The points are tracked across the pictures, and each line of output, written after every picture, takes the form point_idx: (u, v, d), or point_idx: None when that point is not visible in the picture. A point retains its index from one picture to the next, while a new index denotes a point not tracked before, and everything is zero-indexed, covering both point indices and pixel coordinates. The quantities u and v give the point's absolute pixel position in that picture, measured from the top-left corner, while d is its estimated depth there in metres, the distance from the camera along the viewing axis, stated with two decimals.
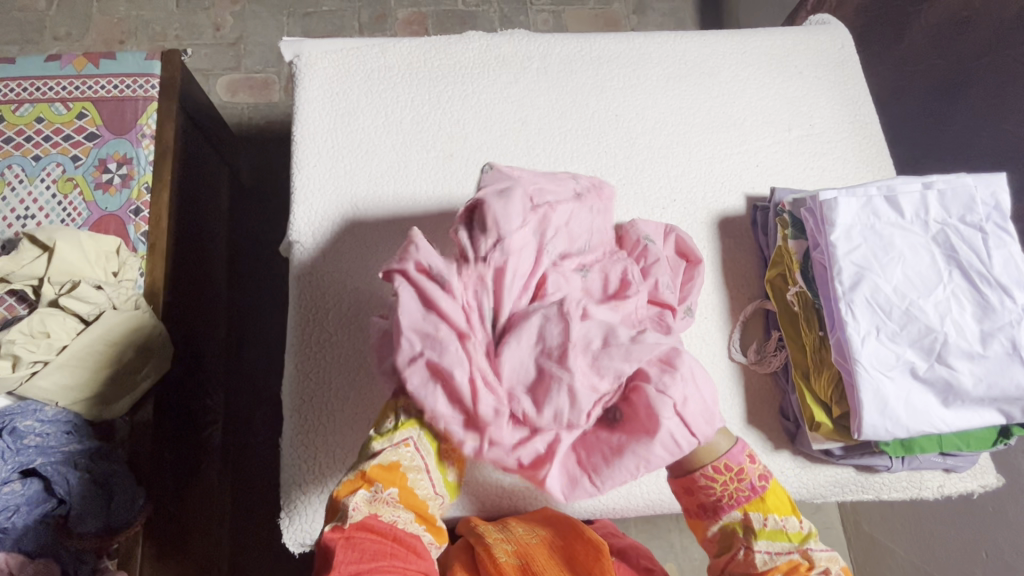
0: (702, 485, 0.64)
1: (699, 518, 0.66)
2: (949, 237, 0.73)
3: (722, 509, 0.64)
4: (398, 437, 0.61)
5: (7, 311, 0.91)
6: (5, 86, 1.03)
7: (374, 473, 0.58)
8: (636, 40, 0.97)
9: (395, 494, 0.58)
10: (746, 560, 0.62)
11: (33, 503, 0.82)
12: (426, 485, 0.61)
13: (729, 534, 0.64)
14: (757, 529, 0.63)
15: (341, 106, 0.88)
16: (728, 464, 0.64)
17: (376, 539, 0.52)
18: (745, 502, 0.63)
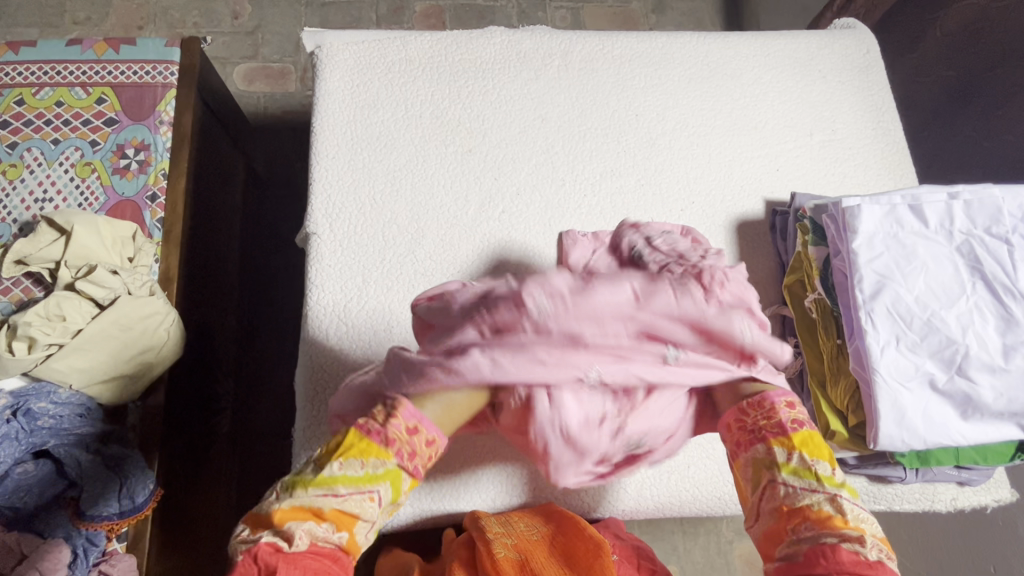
0: (739, 416, 0.66)
1: (738, 456, 0.66)
2: (974, 248, 0.72)
3: (753, 442, 0.64)
4: (366, 487, 0.58)
5: (23, 293, 0.92)
6: (25, 69, 1.03)
7: (330, 514, 0.55)
8: (658, 40, 0.97)
9: (342, 539, 0.56)
10: (773, 494, 0.61)
11: (48, 483, 0.83)
12: (366, 533, 0.59)
13: (760, 467, 0.63)
14: (782, 464, 0.62)
15: (361, 98, 0.88)
16: (759, 400, 0.65)
17: (318, 565, 0.52)
18: (772, 436, 0.63)
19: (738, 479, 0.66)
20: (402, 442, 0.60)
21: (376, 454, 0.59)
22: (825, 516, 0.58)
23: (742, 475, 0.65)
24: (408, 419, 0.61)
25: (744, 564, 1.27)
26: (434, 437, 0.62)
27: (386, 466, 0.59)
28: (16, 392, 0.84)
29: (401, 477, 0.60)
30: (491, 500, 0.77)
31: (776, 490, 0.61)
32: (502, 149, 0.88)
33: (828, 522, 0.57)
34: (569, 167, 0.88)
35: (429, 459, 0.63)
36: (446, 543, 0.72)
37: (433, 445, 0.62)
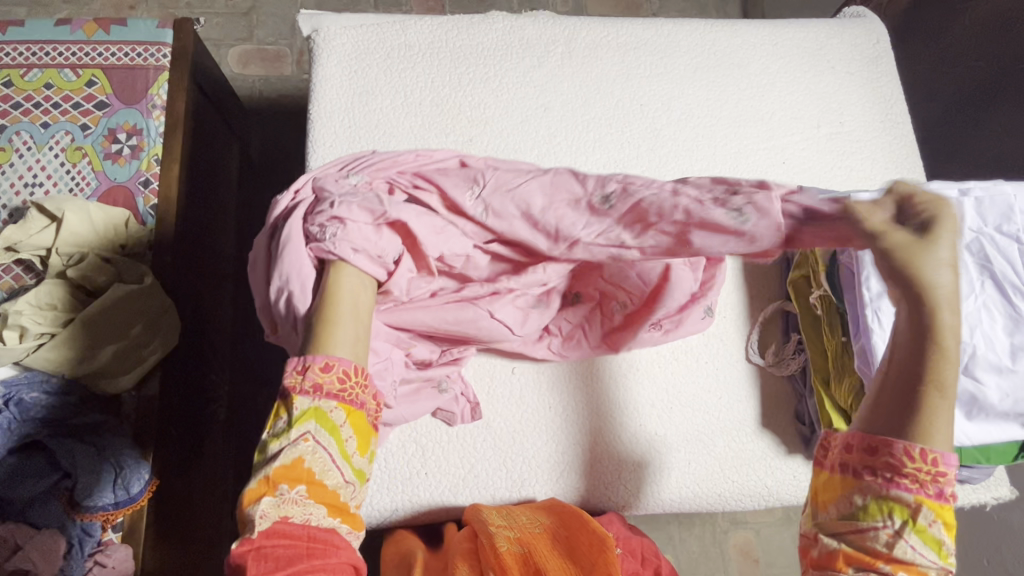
0: (894, 455, 0.49)
1: (856, 479, 0.51)
2: (984, 246, 0.70)
3: (894, 484, 0.49)
4: (295, 433, 0.50)
5: (14, 280, 0.90)
6: (12, 49, 1.00)
7: (275, 478, 0.48)
8: (665, 27, 0.94)
9: (304, 493, 0.48)
10: (882, 544, 0.49)
11: (40, 475, 0.82)
12: (335, 476, 0.50)
13: (881, 509, 0.49)
14: (919, 522, 0.49)
15: (359, 84, 0.86)
16: (936, 457, 0.49)
17: (288, 544, 0.46)
18: (926, 496, 0.49)
19: (830, 492, 0.52)
20: (298, 384, 0.52)
21: (287, 404, 0.51)
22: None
23: (845, 497, 0.51)
24: (297, 365, 0.53)
25: (739, 554, 1.28)
26: (329, 359, 0.53)
27: (298, 406, 0.50)
28: (5, 381, 0.84)
29: (324, 408, 0.51)
30: (491, 495, 0.76)
31: (888, 538, 0.49)
32: (503, 138, 0.86)
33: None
34: (571, 157, 0.87)
35: (342, 381, 0.52)
36: (448, 536, 0.72)
37: (332, 367, 0.52)
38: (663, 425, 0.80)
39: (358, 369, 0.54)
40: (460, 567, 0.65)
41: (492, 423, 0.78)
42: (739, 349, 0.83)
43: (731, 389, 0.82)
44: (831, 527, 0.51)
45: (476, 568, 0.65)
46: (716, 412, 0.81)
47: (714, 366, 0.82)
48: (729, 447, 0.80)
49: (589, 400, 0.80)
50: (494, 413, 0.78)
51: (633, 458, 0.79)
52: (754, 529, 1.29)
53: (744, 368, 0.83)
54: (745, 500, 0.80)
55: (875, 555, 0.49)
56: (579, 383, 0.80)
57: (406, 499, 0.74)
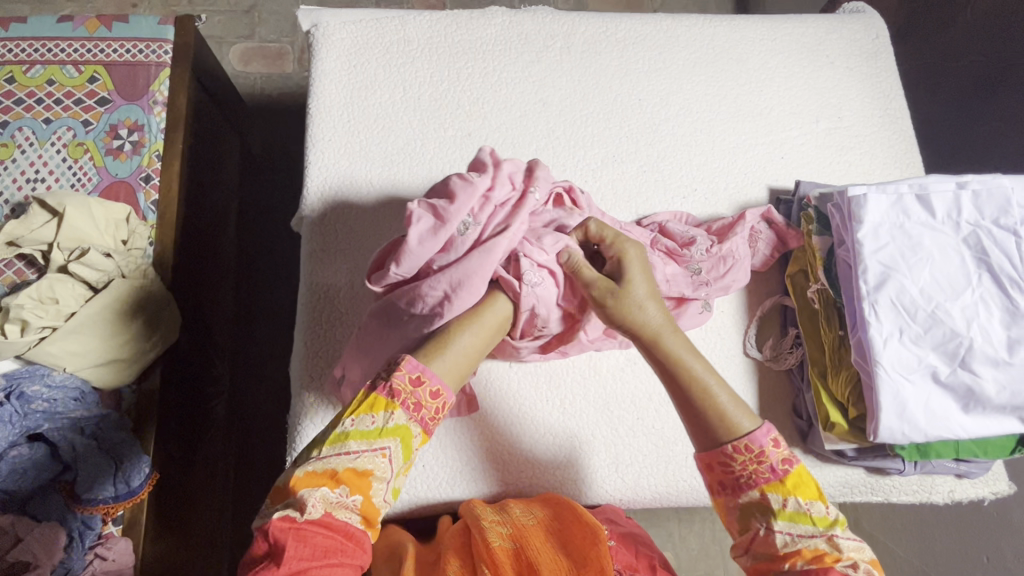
0: (722, 461, 0.58)
1: (722, 495, 0.59)
2: (981, 240, 0.70)
3: (742, 489, 0.57)
4: (377, 444, 0.52)
5: (17, 275, 0.90)
6: (15, 46, 1.01)
7: (343, 476, 0.50)
8: (664, 22, 0.94)
9: (358, 503, 0.50)
10: (767, 540, 0.56)
11: (41, 467, 0.82)
12: (383, 495, 0.52)
13: (749, 512, 0.57)
14: (776, 510, 0.56)
15: (359, 79, 0.86)
16: (748, 445, 0.57)
17: (329, 532, 0.48)
18: (764, 484, 0.57)
19: (723, 517, 0.60)
20: (406, 392, 0.53)
21: (384, 406, 0.53)
22: (818, 555, 0.54)
23: (730, 513, 0.59)
24: (410, 369, 0.54)
25: None
26: (440, 386, 0.55)
27: (394, 419, 0.52)
28: (7, 374, 0.84)
29: (411, 430, 0.53)
30: (487, 489, 0.76)
31: (769, 537, 0.56)
32: (502, 134, 0.87)
33: (824, 561, 0.54)
34: (569, 152, 0.87)
35: (437, 412, 0.55)
36: (441, 527, 0.72)
37: (440, 397, 0.55)
38: (660, 419, 0.80)
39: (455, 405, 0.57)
40: (450, 560, 0.64)
41: (489, 417, 0.78)
42: (737, 345, 0.81)
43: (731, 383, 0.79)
44: (741, 545, 0.58)
45: (468, 564, 0.64)
46: None
47: None
48: None
49: (587, 394, 0.80)
50: (492, 407, 0.78)
51: (630, 451, 0.79)
52: None
53: (742, 363, 0.80)
54: None
55: (777, 556, 0.55)
56: (577, 376, 0.80)
57: (404, 491, 0.75)
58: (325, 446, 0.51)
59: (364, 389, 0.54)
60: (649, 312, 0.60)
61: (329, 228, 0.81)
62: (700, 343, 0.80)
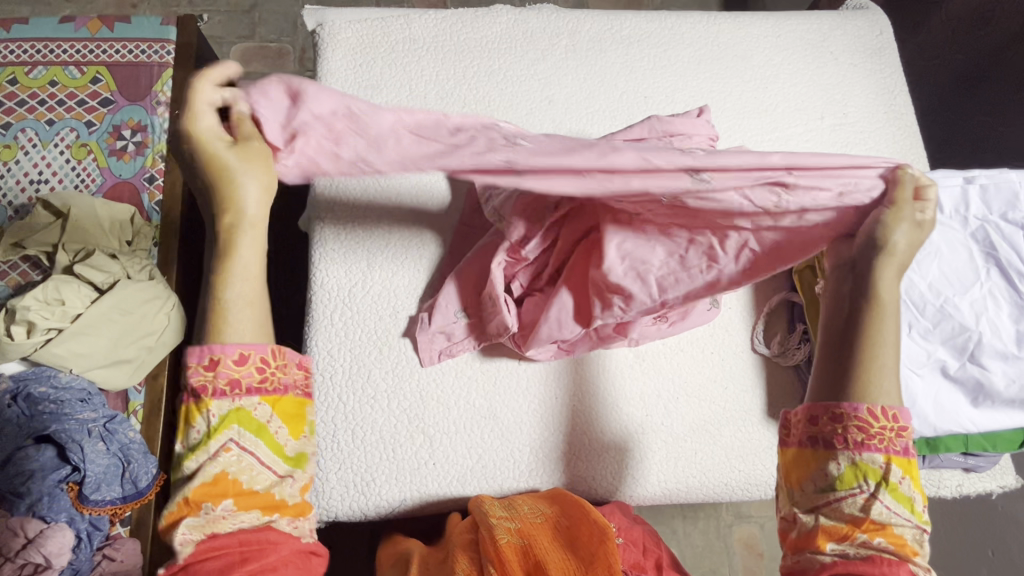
0: (854, 419, 0.48)
1: (823, 449, 0.48)
2: (989, 234, 0.71)
3: (865, 448, 0.47)
4: (213, 444, 0.45)
5: (20, 277, 0.90)
6: (17, 47, 1.00)
7: (196, 499, 0.45)
8: (668, 19, 0.94)
9: (230, 506, 0.45)
10: (863, 506, 0.46)
11: (47, 470, 0.81)
12: (264, 479, 0.46)
13: (845, 479, 0.47)
14: (889, 480, 0.47)
15: (365, 78, 0.86)
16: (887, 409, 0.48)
17: (218, 556, 0.44)
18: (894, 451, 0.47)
19: (801, 468, 0.49)
20: (210, 383, 0.46)
21: (198, 410, 0.46)
22: (902, 543, 0.46)
23: (812, 470, 0.49)
24: (199, 359, 0.46)
25: (744, 547, 1.28)
26: (241, 349, 0.47)
27: (214, 414, 0.46)
28: (15, 376, 0.84)
29: (244, 409, 0.46)
30: (497, 486, 0.77)
31: (864, 501, 0.46)
32: None
33: (906, 549, 0.46)
34: None
35: (263, 373, 0.47)
36: (450, 526, 0.73)
37: (248, 358, 0.47)
38: (669, 415, 0.80)
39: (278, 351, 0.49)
40: (459, 557, 0.65)
41: (499, 415, 0.78)
42: (745, 341, 0.84)
43: (737, 379, 0.82)
44: (807, 504, 0.48)
45: (476, 559, 0.65)
46: (722, 402, 0.82)
47: (720, 356, 0.83)
48: (735, 437, 0.81)
49: (596, 391, 0.80)
50: (501, 404, 0.78)
51: (639, 447, 0.79)
52: (758, 522, 1.29)
53: (750, 359, 0.83)
54: (752, 490, 0.81)
55: (854, 524, 0.46)
56: (586, 373, 0.80)
57: (415, 489, 0.75)
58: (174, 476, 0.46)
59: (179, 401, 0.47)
60: (898, 236, 0.51)
61: (339, 228, 0.80)
62: (708, 340, 0.83)
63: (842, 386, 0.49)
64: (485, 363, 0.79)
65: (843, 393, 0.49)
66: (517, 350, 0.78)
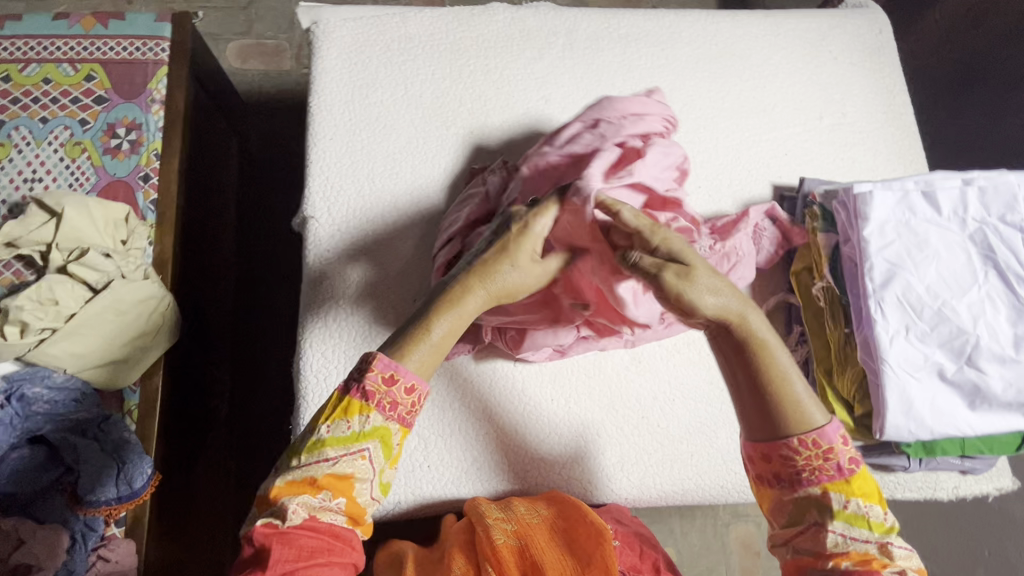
0: (784, 454, 0.55)
1: (768, 485, 0.57)
2: (987, 236, 0.70)
3: (799, 481, 0.55)
4: (355, 446, 0.53)
5: (14, 276, 0.89)
6: (10, 44, 1.00)
7: (325, 481, 0.52)
8: (666, 18, 0.94)
9: (342, 505, 0.52)
10: (817, 538, 0.54)
11: (41, 470, 0.82)
12: (368, 492, 0.54)
13: (804, 506, 0.55)
14: (835, 509, 0.54)
15: (359, 77, 0.85)
16: (817, 440, 0.55)
17: (314, 535, 0.50)
18: (827, 482, 0.55)
19: (764, 504, 0.58)
20: (379, 393, 0.54)
21: (358, 410, 0.53)
22: (865, 560, 0.53)
23: (774, 505, 0.57)
24: (382, 368, 0.54)
25: (740, 547, 1.28)
26: (415, 381, 0.55)
27: (370, 422, 0.53)
28: (7, 377, 0.83)
29: (389, 429, 0.54)
30: (492, 488, 0.76)
31: (819, 534, 0.54)
32: (504, 132, 0.86)
33: (870, 566, 0.52)
34: None
35: (413, 406, 0.55)
36: (444, 527, 0.72)
37: (415, 391, 0.55)
38: (665, 417, 0.80)
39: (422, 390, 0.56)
40: (456, 557, 0.64)
41: (494, 416, 0.78)
42: None
43: None
44: (780, 537, 0.57)
45: (472, 560, 0.64)
46: (718, 404, 0.81)
47: (717, 358, 0.83)
48: (731, 439, 0.80)
49: (592, 391, 0.80)
50: (496, 405, 0.78)
51: (635, 449, 0.79)
52: (755, 521, 1.29)
53: None
54: (748, 492, 0.80)
55: (819, 555, 0.54)
56: (581, 374, 0.80)
57: (409, 492, 0.74)
58: (302, 455, 0.52)
59: (336, 395, 0.55)
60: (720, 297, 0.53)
61: (332, 229, 0.80)
62: (704, 341, 0.83)
63: (775, 423, 0.55)
64: (480, 364, 0.79)
65: (783, 429, 0.55)
66: (510, 352, 0.77)
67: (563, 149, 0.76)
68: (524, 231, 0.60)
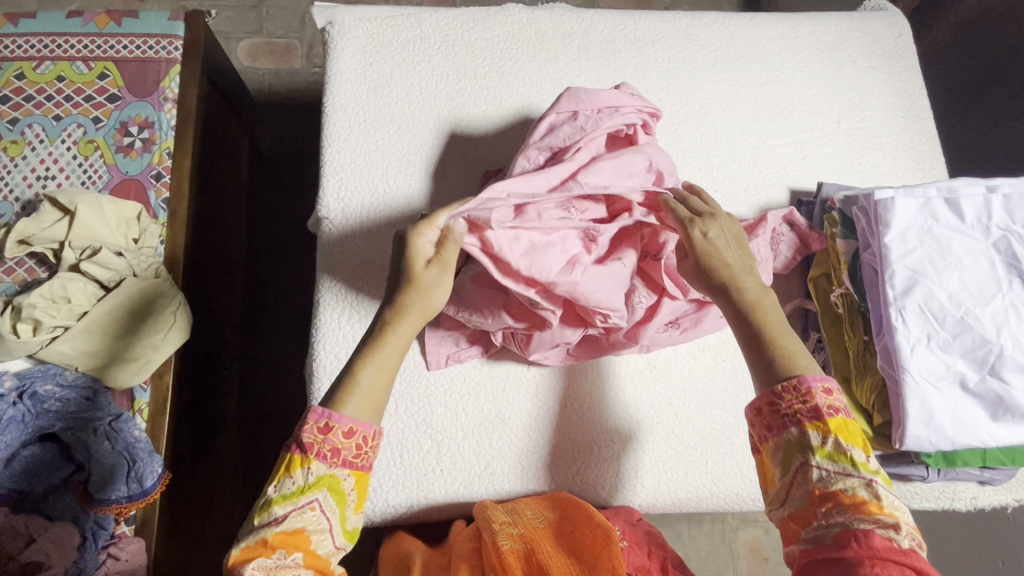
0: (769, 402, 0.56)
1: (765, 440, 0.57)
2: (1012, 244, 0.69)
3: (786, 427, 0.54)
4: (303, 500, 0.51)
5: (28, 273, 0.90)
6: (25, 42, 1.00)
7: (276, 540, 0.48)
8: (682, 20, 0.93)
9: (299, 560, 0.49)
10: (804, 481, 0.53)
11: (52, 468, 0.82)
12: (329, 543, 0.51)
13: (791, 454, 0.54)
14: (815, 448, 0.53)
15: (374, 77, 0.85)
16: (795, 383, 0.55)
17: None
18: (807, 423, 0.54)
19: (764, 469, 0.57)
20: (316, 443, 0.52)
21: (300, 463, 0.52)
22: (860, 503, 0.49)
23: (772, 458, 0.56)
24: (317, 419, 0.53)
25: (749, 552, 1.27)
26: (352, 424, 0.53)
27: (313, 472, 0.51)
28: (19, 373, 0.84)
29: (337, 476, 0.52)
30: (506, 493, 0.76)
31: (807, 474, 0.53)
32: (519, 134, 0.86)
33: (864, 509, 0.49)
34: None
35: (359, 448, 0.54)
36: (455, 532, 0.72)
37: (355, 434, 0.53)
38: (680, 423, 0.79)
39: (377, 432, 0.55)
40: (460, 565, 0.64)
41: (508, 421, 0.77)
42: None
43: (749, 388, 0.81)
44: (778, 500, 0.54)
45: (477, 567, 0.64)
46: (733, 410, 0.81)
47: (732, 364, 0.82)
48: (746, 446, 0.80)
49: (606, 396, 0.79)
50: (510, 411, 0.78)
51: (650, 456, 0.78)
52: (764, 527, 1.29)
53: None
54: (763, 499, 0.79)
55: (813, 499, 0.52)
56: (596, 379, 0.79)
57: (421, 495, 0.74)
58: (253, 520, 0.50)
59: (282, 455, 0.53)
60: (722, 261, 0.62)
61: (346, 230, 0.80)
62: (720, 347, 0.82)
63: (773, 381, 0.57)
64: (494, 368, 0.79)
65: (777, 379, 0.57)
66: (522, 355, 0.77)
67: (542, 144, 0.74)
68: (443, 239, 0.63)
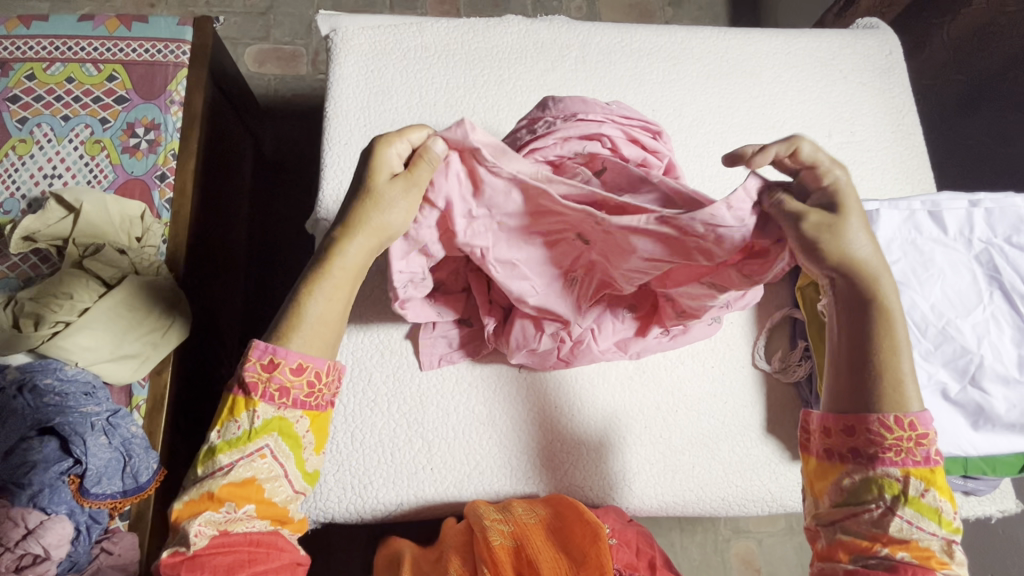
0: (871, 429, 0.51)
1: (840, 461, 0.52)
2: (993, 257, 0.71)
3: (878, 462, 0.50)
4: (252, 447, 0.50)
5: (29, 269, 0.92)
6: (37, 44, 1.02)
7: (223, 493, 0.49)
8: (678, 34, 0.95)
9: (252, 510, 0.50)
10: (878, 520, 0.49)
11: (48, 462, 0.80)
12: (286, 490, 0.52)
13: (868, 485, 0.51)
14: (908, 496, 0.49)
15: (376, 84, 0.87)
16: (913, 421, 0.50)
17: (228, 553, 0.48)
18: (909, 466, 0.50)
19: (821, 480, 0.54)
20: (262, 384, 0.51)
21: (245, 407, 0.51)
22: (926, 557, 0.48)
23: (836, 478, 0.52)
24: (259, 356, 0.51)
25: (740, 562, 1.27)
26: (301, 360, 0.52)
27: (260, 417, 0.50)
28: (22, 366, 0.84)
29: (287, 419, 0.52)
30: (495, 492, 0.77)
31: (885, 517, 0.49)
32: None
33: (931, 564, 0.48)
34: None
35: (311, 387, 0.53)
36: (445, 528, 0.73)
37: (306, 370, 0.52)
38: (668, 428, 0.80)
39: (331, 368, 0.54)
40: (453, 558, 0.65)
41: (499, 421, 0.78)
42: (746, 355, 0.84)
43: (737, 396, 0.82)
44: (827, 516, 0.52)
45: (469, 563, 0.65)
46: (721, 416, 0.82)
47: (720, 371, 0.83)
48: (733, 452, 0.81)
49: (596, 399, 0.80)
50: (501, 411, 0.79)
51: (638, 459, 0.79)
52: (756, 538, 1.29)
53: (750, 374, 0.84)
54: (749, 505, 0.80)
55: (874, 538, 0.49)
56: (586, 382, 0.80)
57: (411, 493, 0.75)
58: (200, 470, 0.50)
59: (225, 396, 0.52)
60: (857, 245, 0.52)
61: None
62: (708, 354, 0.84)
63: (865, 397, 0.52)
64: (485, 370, 0.80)
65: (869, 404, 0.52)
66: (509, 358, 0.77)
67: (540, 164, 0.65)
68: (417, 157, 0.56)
